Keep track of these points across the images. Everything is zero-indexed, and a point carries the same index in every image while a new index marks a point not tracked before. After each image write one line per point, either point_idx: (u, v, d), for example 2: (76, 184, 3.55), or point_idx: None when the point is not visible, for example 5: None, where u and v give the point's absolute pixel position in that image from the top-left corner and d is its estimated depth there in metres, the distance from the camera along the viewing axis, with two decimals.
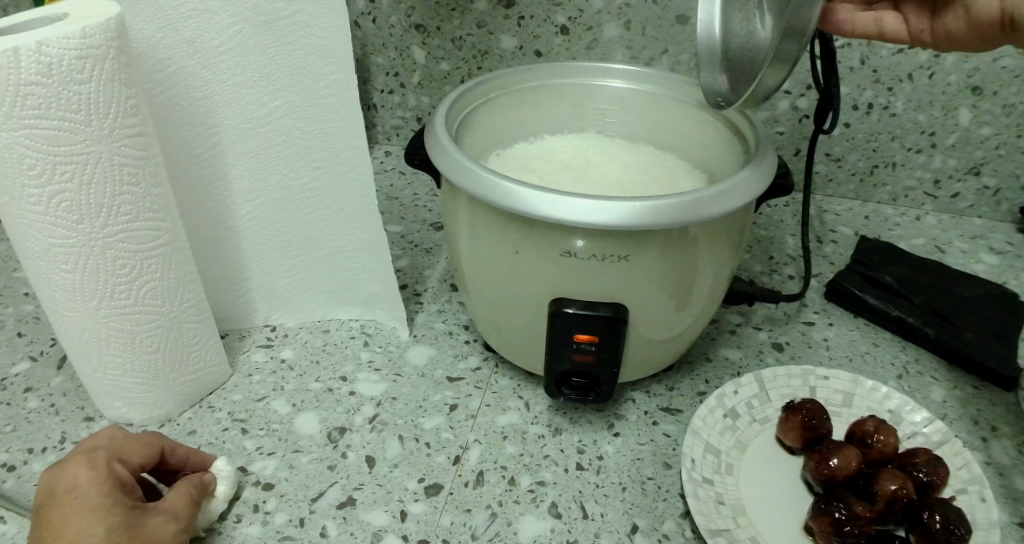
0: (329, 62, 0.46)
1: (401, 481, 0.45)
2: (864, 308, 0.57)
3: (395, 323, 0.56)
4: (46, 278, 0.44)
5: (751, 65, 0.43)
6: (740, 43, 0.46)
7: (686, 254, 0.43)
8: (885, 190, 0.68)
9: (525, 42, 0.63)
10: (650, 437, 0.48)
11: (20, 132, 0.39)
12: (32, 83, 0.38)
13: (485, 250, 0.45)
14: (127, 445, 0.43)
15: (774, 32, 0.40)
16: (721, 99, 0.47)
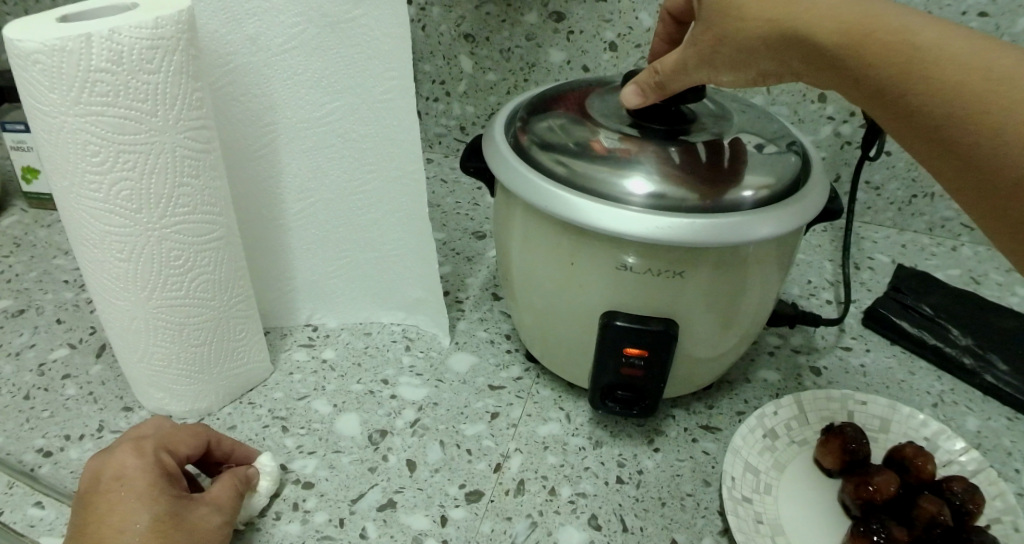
0: (387, 67, 0.46)
1: (441, 486, 0.46)
2: (901, 335, 0.57)
3: (437, 329, 0.56)
4: (100, 266, 0.45)
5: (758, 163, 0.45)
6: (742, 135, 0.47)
7: (736, 274, 0.43)
8: (922, 219, 0.68)
9: (573, 57, 0.63)
10: (689, 453, 0.48)
11: (87, 119, 0.40)
12: (100, 70, 0.39)
13: (536, 262, 0.46)
14: (174, 435, 0.43)
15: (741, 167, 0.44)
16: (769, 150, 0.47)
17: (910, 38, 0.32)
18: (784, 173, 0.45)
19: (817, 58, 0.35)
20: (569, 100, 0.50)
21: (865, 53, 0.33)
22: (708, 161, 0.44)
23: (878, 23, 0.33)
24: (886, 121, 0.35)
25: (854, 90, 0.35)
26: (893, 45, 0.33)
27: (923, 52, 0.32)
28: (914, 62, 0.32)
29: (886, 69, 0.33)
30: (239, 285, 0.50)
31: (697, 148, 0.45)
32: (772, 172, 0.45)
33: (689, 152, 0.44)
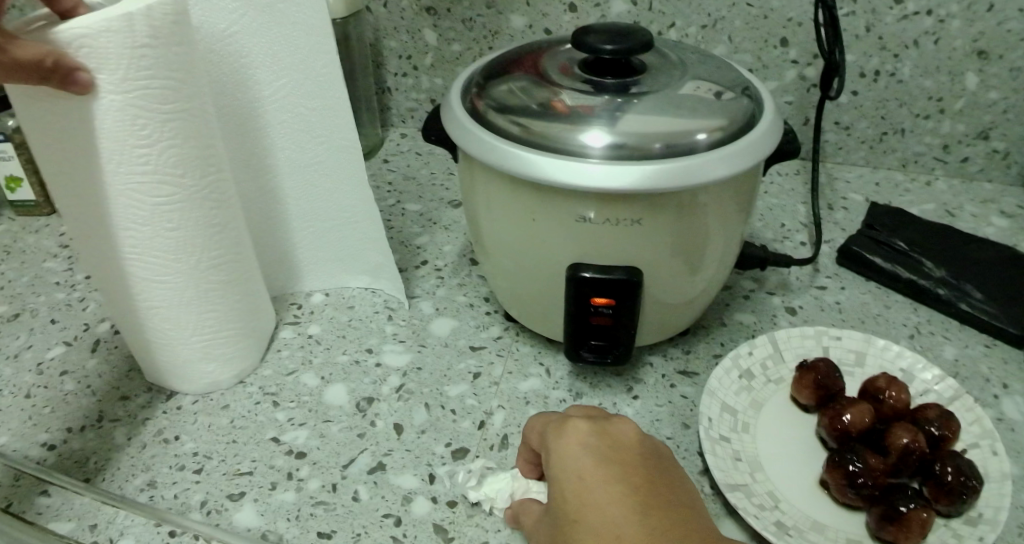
0: (325, 44, 0.47)
1: (428, 446, 0.47)
2: (874, 271, 0.58)
3: (395, 291, 0.58)
4: (143, 241, 0.43)
5: (711, 109, 0.46)
6: (695, 82, 0.48)
7: (691, 217, 0.44)
8: (894, 156, 0.68)
9: (534, 21, 0.63)
10: (668, 398, 0.49)
11: (133, 95, 0.38)
12: (146, 44, 0.37)
13: (501, 221, 0.47)
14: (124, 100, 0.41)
15: (693, 114, 0.45)
16: (725, 95, 0.48)
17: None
18: (736, 119, 0.46)
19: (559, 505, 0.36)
20: (526, 64, 0.50)
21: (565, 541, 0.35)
22: (661, 110, 0.45)
23: (626, 448, 0.38)
24: None
25: None
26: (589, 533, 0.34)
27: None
28: None
29: None
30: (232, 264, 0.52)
31: (650, 98, 0.46)
32: (725, 116, 0.46)
33: (641, 104, 0.45)
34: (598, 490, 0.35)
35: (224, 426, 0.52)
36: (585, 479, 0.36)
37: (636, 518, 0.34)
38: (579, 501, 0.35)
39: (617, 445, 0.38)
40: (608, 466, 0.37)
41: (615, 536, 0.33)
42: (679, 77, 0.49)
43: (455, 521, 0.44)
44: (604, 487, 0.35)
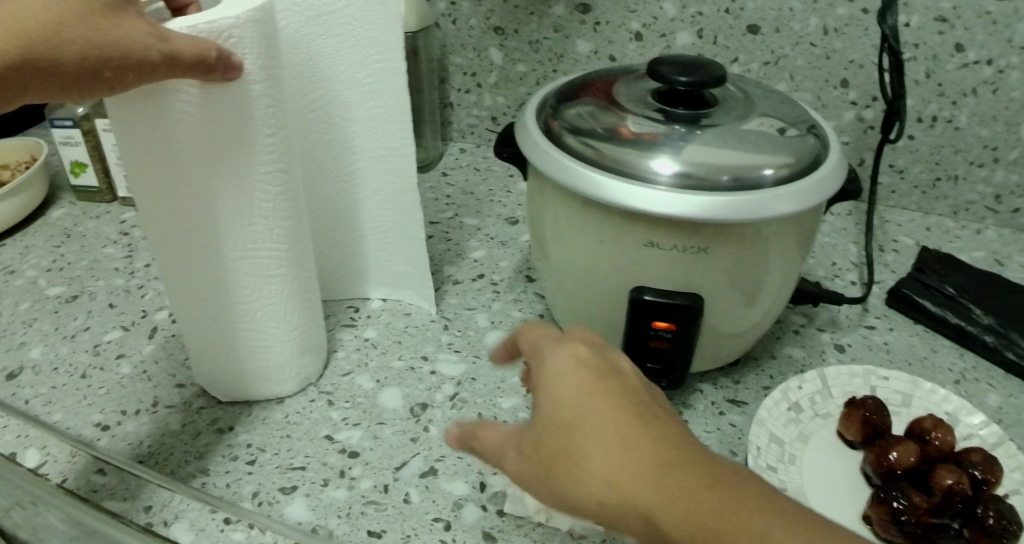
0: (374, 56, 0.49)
1: (481, 455, 0.49)
2: (922, 313, 0.58)
3: (420, 302, 0.61)
4: (262, 232, 0.45)
5: (779, 146, 0.47)
6: (762, 118, 0.50)
7: (753, 248, 0.45)
8: (946, 203, 0.68)
9: (600, 47, 0.65)
10: (717, 425, 0.50)
11: (262, 85, 0.40)
12: (268, 37, 0.39)
13: (568, 241, 0.48)
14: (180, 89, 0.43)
15: (762, 149, 0.46)
16: (791, 132, 0.49)
17: (666, 450, 0.30)
18: (803, 156, 0.47)
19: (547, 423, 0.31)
20: (596, 88, 0.52)
21: (542, 445, 0.31)
22: (731, 144, 0.46)
23: (620, 377, 0.33)
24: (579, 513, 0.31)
25: (534, 456, 0.31)
26: (564, 445, 0.30)
27: (588, 445, 0.30)
28: (580, 454, 0.30)
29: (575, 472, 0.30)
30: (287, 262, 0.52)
31: (720, 131, 0.47)
32: (792, 153, 0.47)
33: (712, 136, 0.46)
34: (592, 404, 0.31)
35: (279, 420, 0.53)
36: (578, 415, 0.31)
37: (625, 433, 0.30)
38: (575, 408, 0.31)
39: (611, 371, 0.33)
40: (595, 385, 0.32)
41: (623, 452, 0.29)
42: (747, 112, 0.50)
43: (504, 530, 0.44)
44: (594, 402, 0.31)
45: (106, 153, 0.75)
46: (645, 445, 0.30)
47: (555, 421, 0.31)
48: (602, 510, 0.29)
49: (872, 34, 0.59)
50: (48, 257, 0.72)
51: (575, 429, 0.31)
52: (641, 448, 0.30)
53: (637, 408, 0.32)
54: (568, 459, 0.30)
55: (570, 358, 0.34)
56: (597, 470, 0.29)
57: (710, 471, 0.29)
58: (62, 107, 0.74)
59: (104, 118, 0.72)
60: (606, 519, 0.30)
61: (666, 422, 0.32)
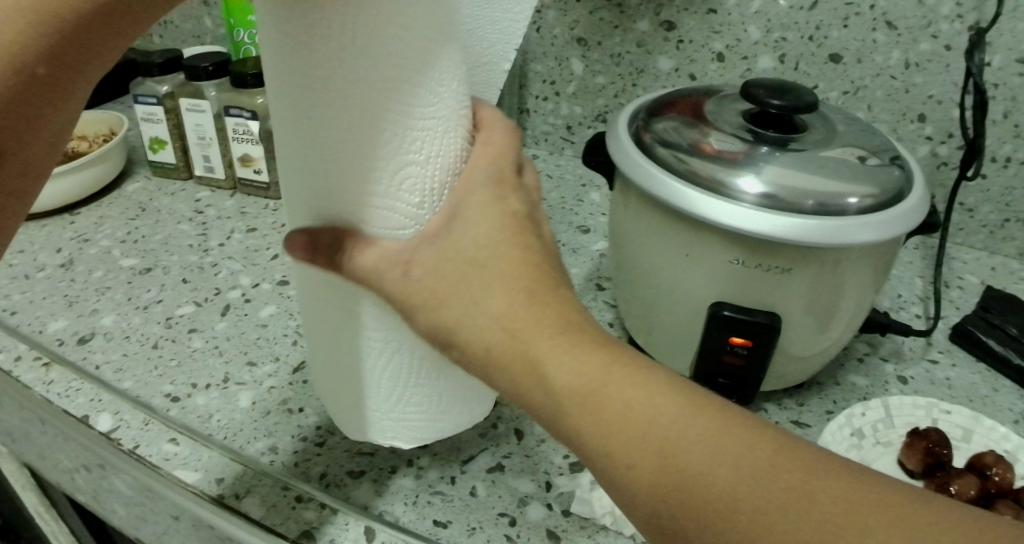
0: None
1: (548, 456, 0.50)
2: (986, 352, 0.58)
3: None
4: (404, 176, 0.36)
5: (867, 173, 0.48)
6: (849, 144, 0.51)
7: (834, 272, 0.46)
8: (1015, 244, 0.67)
9: (681, 65, 0.66)
10: None
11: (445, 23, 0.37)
12: None
13: (650, 252, 0.50)
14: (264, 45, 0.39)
15: (850, 175, 0.47)
16: (877, 161, 0.50)
17: (571, 334, 0.33)
18: (889, 186, 0.48)
19: (442, 265, 0.35)
20: (684, 104, 0.53)
21: (451, 280, 0.34)
22: (820, 169, 0.47)
23: (527, 234, 0.36)
24: (495, 375, 0.34)
25: (432, 295, 0.35)
26: (459, 285, 0.34)
27: (490, 301, 0.33)
28: (471, 303, 0.34)
29: (496, 332, 0.33)
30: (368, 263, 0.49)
31: (808, 155, 0.48)
32: (879, 181, 0.48)
33: (800, 159, 0.47)
34: (499, 266, 0.34)
35: None
36: (479, 254, 0.35)
37: (524, 298, 0.33)
38: (478, 264, 0.34)
39: (520, 227, 0.36)
40: (513, 242, 0.35)
41: (508, 313, 0.33)
42: (834, 137, 0.51)
43: (567, 530, 0.45)
44: (502, 269, 0.34)
45: (185, 132, 0.78)
46: (595, 354, 0.32)
47: (458, 266, 0.34)
48: (515, 386, 0.33)
49: (953, 71, 0.59)
50: (123, 229, 0.74)
51: (480, 268, 0.34)
52: (553, 329, 0.33)
53: (539, 274, 0.35)
54: (456, 315, 0.34)
55: (486, 208, 0.36)
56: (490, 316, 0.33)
57: (627, 362, 0.32)
58: (145, 83, 0.77)
59: (188, 98, 0.75)
60: (505, 376, 0.33)
61: (563, 294, 0.35)
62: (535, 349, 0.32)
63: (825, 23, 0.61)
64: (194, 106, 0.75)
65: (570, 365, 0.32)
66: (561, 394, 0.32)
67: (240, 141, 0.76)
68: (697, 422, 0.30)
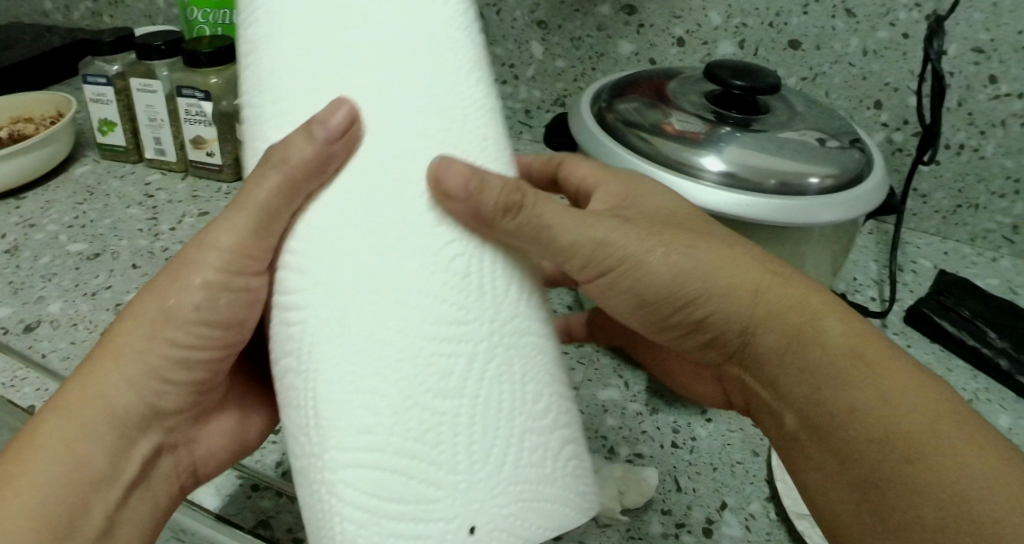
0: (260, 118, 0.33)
1: None
2: (939, 333, 0.59)
3: None
4: None
5: (828, 155, 0.48)
6: (812, 124, 0.51)
7: (795, 244, 0.48)
8: (965, 230, 0.68)
9: (641, 49, 0.66)
10: (741, 426, 0.51)
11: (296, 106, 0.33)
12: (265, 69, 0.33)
13: None
14: (269, 169, 0.32)
15: (811, 155, 0.48)
16: (842, 142, 0.50)
17: (813, 356, 0.37)
18: (850, 166, 0.48)
19: (802, 323, 0.37)
20: (646, 85, 0.53)
21: (806, 359, 0.37)
22: (783, 148, 0.47)
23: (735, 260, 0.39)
24: (822, 485, 0.36)
25: (800, 406, 0.37)
26: (814, 349, 0.37)
27: (824, 366, 0.36)
28: (828, 376, 0.36)
29: (844, 430, 0.35)
30: (283, 379, 0.32)
31: (770, 135, 0.48)
32: (844, 161, 0.48)
33: (762, 138, 0.48)
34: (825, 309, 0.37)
35: None
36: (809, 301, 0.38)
37: (831, 355, 0.36)
38: (800, 303, 0.38)
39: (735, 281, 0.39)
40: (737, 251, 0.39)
41: (862, 408, 0.34)
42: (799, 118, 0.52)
43: None
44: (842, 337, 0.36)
45: (136, 113, 0.75)
46: (821, 372, 0.36)
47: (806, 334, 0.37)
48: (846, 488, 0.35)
49: (910, 59, 0.60)
50: (71, 214, 0.72)
51: (728, 265, 0.39)
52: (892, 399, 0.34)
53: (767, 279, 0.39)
54: (828, 409, 0.36)
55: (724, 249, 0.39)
56: (866, 406, 0.34)
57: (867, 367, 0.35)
58: (95, 63, 0.74)
59: (138, 77, 0.72)
60: (833, 480, 0.36)
61: (794, 293, 0.38)
62: (897, 432, 0.33)
63: (785, 9, 0.61)
64: (145, 86, 0.72)
65: (856, 338, 0.36)
66: (824, 358, 0.36)
67: (192, 122, 0.72)
68: (936, 427, 0.33)
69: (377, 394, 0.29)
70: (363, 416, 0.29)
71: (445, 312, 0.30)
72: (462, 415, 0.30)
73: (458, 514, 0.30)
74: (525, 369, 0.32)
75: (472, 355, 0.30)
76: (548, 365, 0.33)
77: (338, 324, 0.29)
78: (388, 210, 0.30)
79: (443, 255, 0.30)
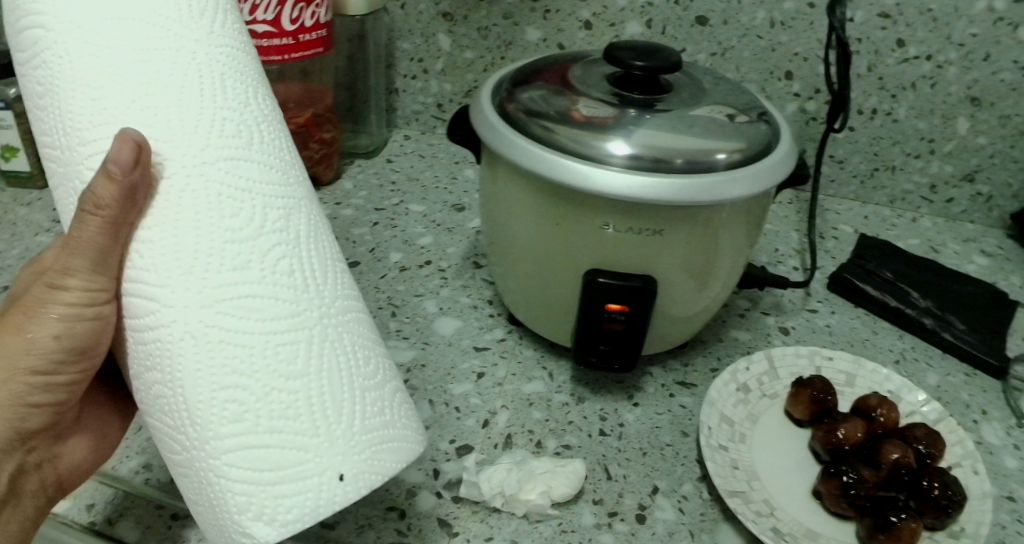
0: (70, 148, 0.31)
1: (432, 442, 0.47)
2: (863, 298, 0.59)
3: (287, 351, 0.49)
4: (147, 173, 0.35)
5: (735, 129, 0.47)
6: (719, 102, 0.50)
7: (714, 226, 0.45)
8: (883, 193, 0.70)
9: (548, 35, 0.66)
10: (668, 407, 0.50)
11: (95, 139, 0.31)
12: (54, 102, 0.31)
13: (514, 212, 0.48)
14: (87, 215, 0.30)
15: (719, 131, 0.46)
16: (749, 118, 0.49)
17: None
18: (759, 140, 0.47)
19: None
20: (549, 72, 0.51)
21: None
22: (690, 126, 0.45)
23: None
24: None
25: None
26: None
27: None
28: None
29: None
30: (148, 391, 0.32)
31: (677, 114, 0.46)
32: (752, 136, 0.47)
33: (669, 118, 0.46)
34: None
35: None
36: None
37: None
38: None
39: None
40: None
41: None
42: (704, 96, 0.50)
43: (459, 517, 0.43)
44: None
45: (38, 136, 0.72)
46: None
47: None
48: None
49: (817, 28, 0.60)
50: None
51: None
52: None
53: None
54: None
55: None
56: None
57: None
58: None
59: None
60: None
61: None
62: None
63: None
64: None
65: None
66: None
67: None
68: None
69: (240, 387, 0.29)
70: (229, 408, 0.29)
71: (275, 306, 0.30)
72: (313, 390, 0.30)
73: (328, 467, 0.30)
74: (353, 338, 0.33)
75: (310, 339, 0.31)
76: (369, 332, 0.35)
77: (186, 339, 0.29)
78: (207, 226, 0.29)
79: (262, 246, 0.30)
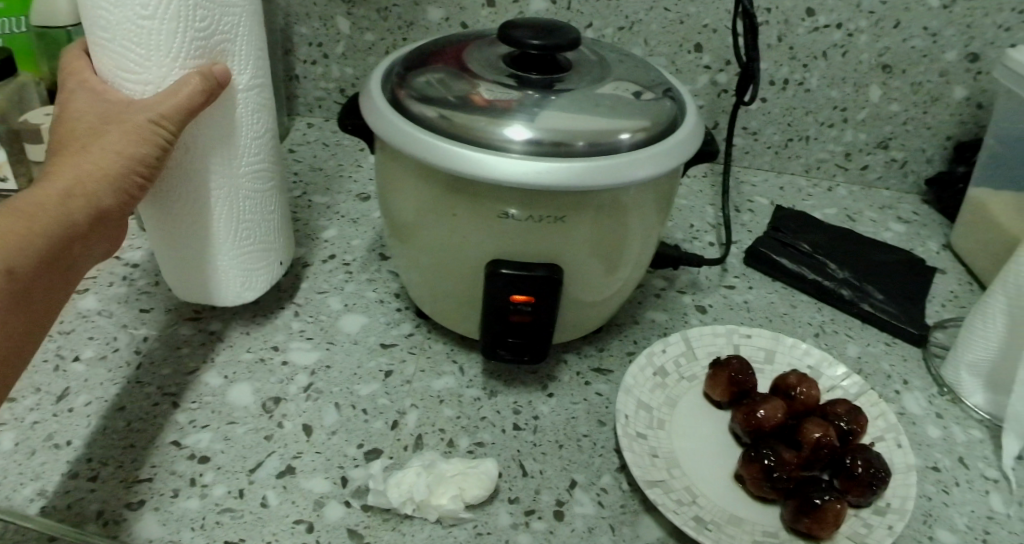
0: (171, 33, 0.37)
1: (339, 448, 0.45)
2: (782, 272, 0.59)
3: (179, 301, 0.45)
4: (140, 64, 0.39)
5: (638, 107, 0.45)
6: (621, 79, 0.48)
7: (619, 210, 0.44)
8: (799, 162, 0.69)
9: (451, 14, 0.64)
10: (583, 396, 0.49)
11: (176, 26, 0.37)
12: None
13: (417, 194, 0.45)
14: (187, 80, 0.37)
15: (622, 111, 0.44)
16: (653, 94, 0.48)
17: None
18: (664, 117, 0.46)
19: None
20: (447, 54, 0.49)
21: None
22: (592, 106, 0.44)
23: None
24: None
25: None
26: None
27: None
28: None
29: None
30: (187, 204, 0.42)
31: (578, 94, 0.45)
32: (656, 113, 0.46)
33: (570, 99, 0.44)
34: None
35: None
36: None
37: None
38: None
39: None
40: None
41: None
42: (607, 74, 0.48)
43: (370, 527, 0.41)
44: None
45: None
46: None
47: None
48: None
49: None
50: None
51: None
52: None
53: None
54: None
55: None
56: None
57: None
58: None
59: None
60: None
61: None
62: None
63: None
64: None
65: None
66: None
67: None
68: None
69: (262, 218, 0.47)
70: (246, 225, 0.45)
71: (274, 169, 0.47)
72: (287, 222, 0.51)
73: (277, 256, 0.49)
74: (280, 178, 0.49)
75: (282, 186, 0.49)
76: None
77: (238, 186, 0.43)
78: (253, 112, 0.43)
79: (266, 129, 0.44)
